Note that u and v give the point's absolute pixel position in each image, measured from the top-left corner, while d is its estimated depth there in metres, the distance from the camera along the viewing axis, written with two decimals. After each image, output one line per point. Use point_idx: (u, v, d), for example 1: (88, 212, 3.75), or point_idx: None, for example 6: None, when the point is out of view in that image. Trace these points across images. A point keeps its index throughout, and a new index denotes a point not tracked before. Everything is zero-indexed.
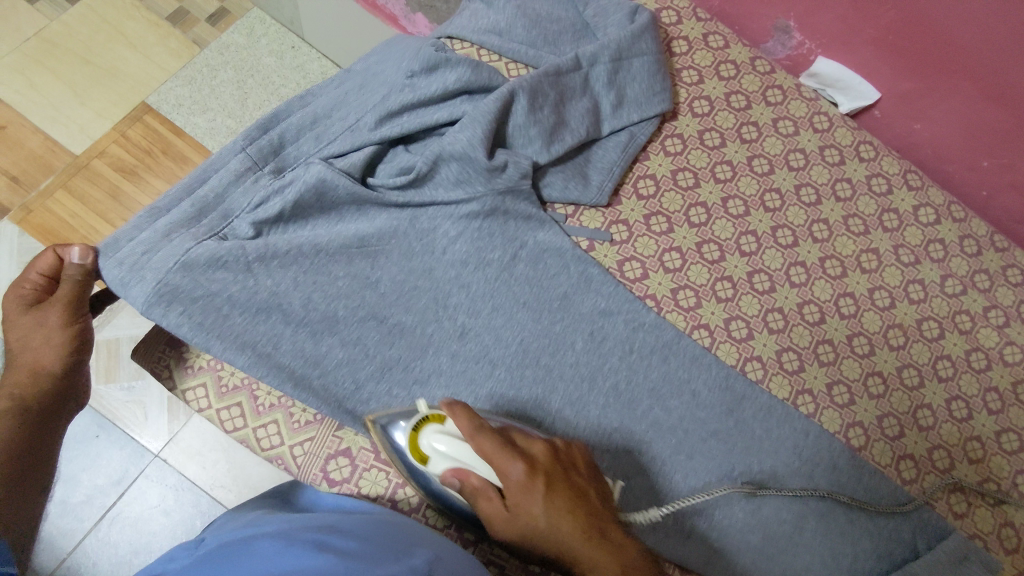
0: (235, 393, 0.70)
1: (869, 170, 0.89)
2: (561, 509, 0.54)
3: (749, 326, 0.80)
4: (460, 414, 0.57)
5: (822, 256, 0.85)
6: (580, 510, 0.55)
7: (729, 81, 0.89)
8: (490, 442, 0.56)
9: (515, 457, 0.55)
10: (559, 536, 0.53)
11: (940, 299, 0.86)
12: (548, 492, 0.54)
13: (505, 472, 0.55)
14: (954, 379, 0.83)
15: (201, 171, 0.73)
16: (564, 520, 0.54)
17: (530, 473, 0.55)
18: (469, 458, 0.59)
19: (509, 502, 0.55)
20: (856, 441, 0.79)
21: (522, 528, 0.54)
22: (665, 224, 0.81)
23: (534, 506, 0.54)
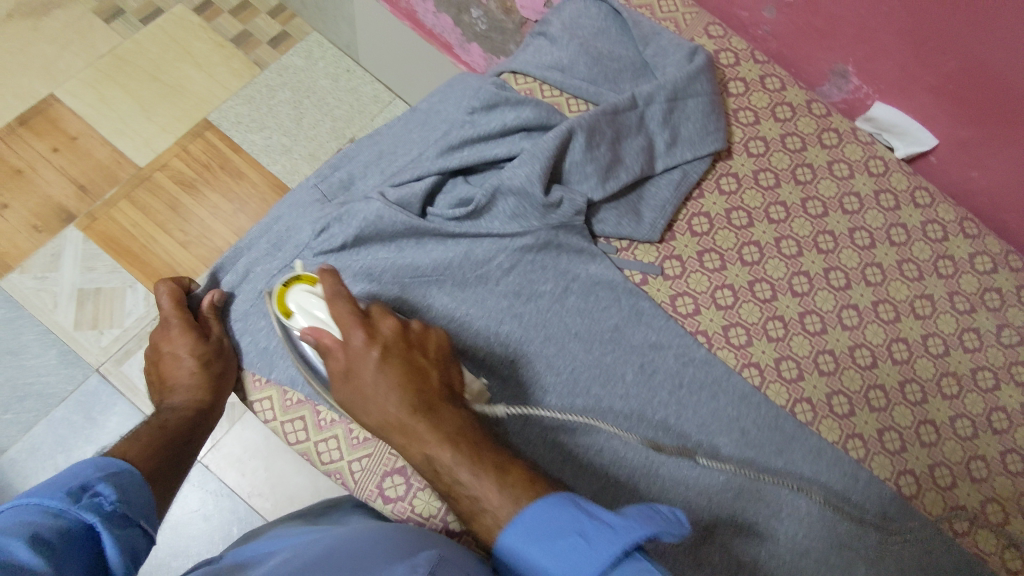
0: (299, 407, 0.73)
1: (925, 216, 0.89)
2: (391, 384, 0.61)
3: (799, 367, 0.80)
4: (320, 280, 0.65)
5: (875, 299, 0.85)
6: (425, 397, 0.61)
7: (785, 122, 0.90)
8: (341, 308, 0.63)
9: (358, 325, 0.62)
10: (404, 410, 0.60)
11: (996, 349, 0.85)
12: (376, 362, 0.61)
13: (348, 338, 0.62)
14: (1009, 432, 0.82)
15: (279, 208, 0.81)
16: (394, 389, 0.61)
17: (368, 340, 0.62)
18: (325, 319, 0.65)
19: (349, 365, 0.62)
20: (907, 489, 0.78)
21: (360, 389, 0.61)
22: (718, 261, 0.82)
23: (368, 373, 0.61)
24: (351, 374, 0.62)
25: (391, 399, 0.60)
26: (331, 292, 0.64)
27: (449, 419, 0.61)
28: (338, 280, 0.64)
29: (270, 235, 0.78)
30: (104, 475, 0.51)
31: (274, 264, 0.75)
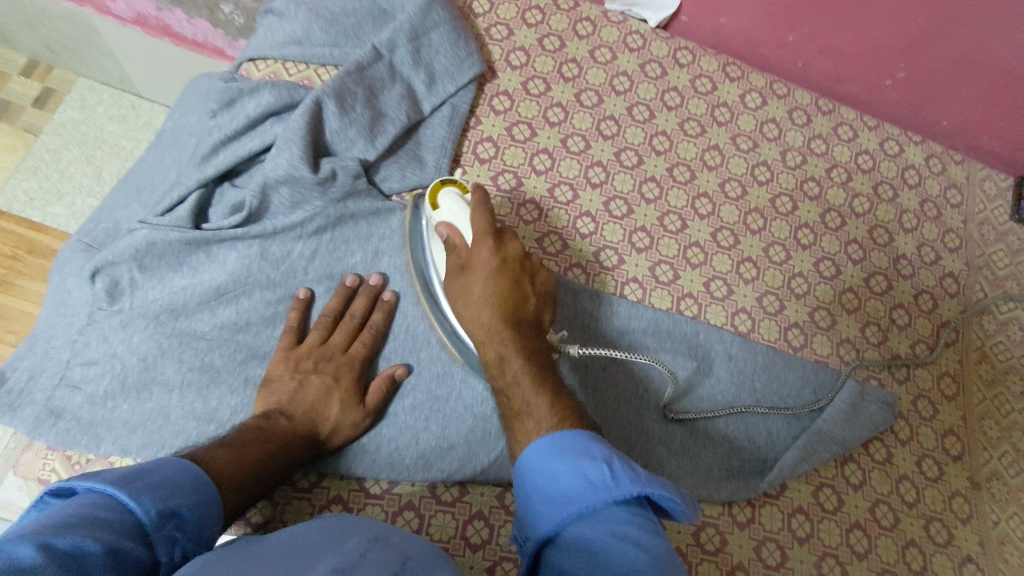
0: (91, 467, 0.65)
1: (690, 74, 0.93)
2: (488, 293, 0.64)
3: (618, 253, 0.83)
4: (472, 198, 0.69)
5: (669, 165, 0.88)
6: (510, 266, 0.65)
7: (538, 26, 0.91)
8: (483, 222, 0.66)
9: (488, 234, 0.66)
10: (476, 291, 0.64)
11: (786, 174, 0.91)
12: (490, 272, 0.65)
13: (475, 246, 0.66)
14: (816, 244, 0.89)
15: (51, 280, 0.73)
16: (485, 268, 0.65)
17: (495, 249, 0.65)
18: (462, 218, 0.68)
19: (466, 263, 0.66)
20: (744, 327, 0.84)
21: (466, 285, 0.65)
22: (513, 180, 0.83)
23: (471, 268, 0.65)
24: (467, 272, 0.66)
25: (472, 283, 0.65)
26: (484, 213, 0.67)
27: (523, 287, 0.65)
28: (487, 195, 0.69)
29: (55, 304, 0.71)
30: (187, 479, 0.49)
31: (70, 326, 0.69)
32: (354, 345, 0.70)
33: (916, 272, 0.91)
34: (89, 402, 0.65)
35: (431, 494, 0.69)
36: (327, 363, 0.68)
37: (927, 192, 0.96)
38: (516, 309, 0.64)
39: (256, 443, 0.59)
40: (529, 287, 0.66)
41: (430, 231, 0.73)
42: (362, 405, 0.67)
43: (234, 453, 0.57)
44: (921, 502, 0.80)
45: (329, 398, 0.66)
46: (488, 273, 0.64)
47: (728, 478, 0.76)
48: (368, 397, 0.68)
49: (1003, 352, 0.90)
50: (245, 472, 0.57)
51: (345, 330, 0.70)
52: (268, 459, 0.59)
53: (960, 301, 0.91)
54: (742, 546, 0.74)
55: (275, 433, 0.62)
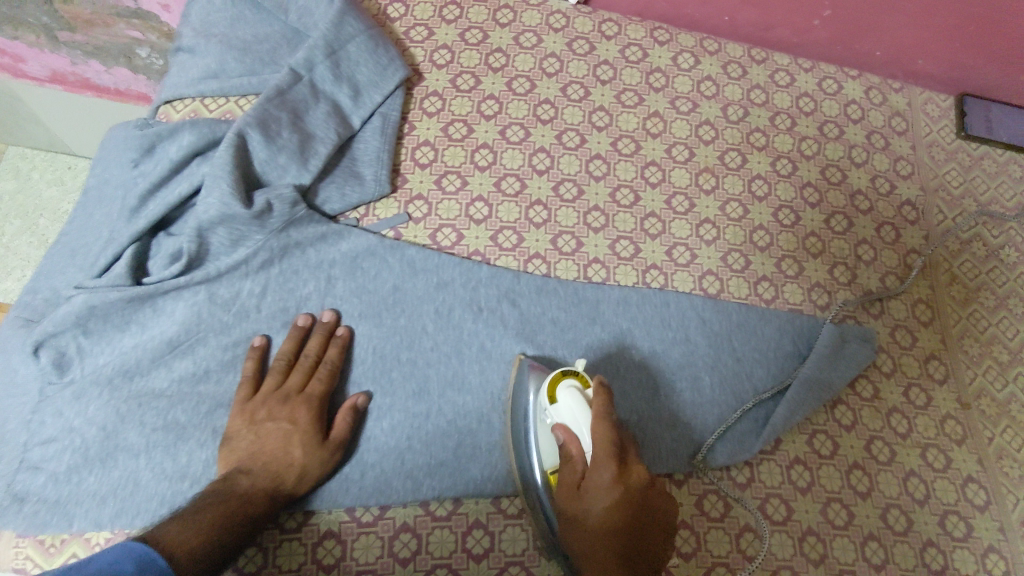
0: (67, 544, 0.62)
1: (618, 44, 0.92)
2: (603, 509, 0.59)
3: (575, 236, 0.81)
4: (594, 403, 0.63)
5: (612, 140, 0.87)
6: (632, 517, 0.59)
7: (457, 21, 0.89)
8: (602, 439, 0.60)
9: (609, 459, 0.60)
10: (590, 531, 0.60)
11: (730, 129, 0.91)
12: (609, 504, 0.59)
13: (599, 469, 0.60)
14: (771, 194, 0.89)
15: None
16: (599, 508, 0.60)
17: (616, 478, 0.59)
18: (578, 427, 0.62)
19: (582, 484, 0.61)
20: (713, 289, 0.83)
21: (576, 507, 0.61)
22: (458, 180, 0.81)
23: (584, 494, 0.61)
24: (584, 490, 0.61)
25: (586, 525, 0.60)
26: (602, 418, 0.62)
27: (644, 531, 0.59)
28: (608, 403, 0.62)
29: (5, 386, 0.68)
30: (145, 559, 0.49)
31: (24, 406, 0.66)
32: (311, 385, 0.67)
33: (874, 206, 0.91)
34: (52, 481, 0.63)
35: (424, 511, 0.67)
36: (282, 408, 0.65)
37: (873, 124, 0.95)
38: (625, 548, 0.59)
39: (214, 505, 0.57)
40: (654, 535, 0.60)
41: (537, 418, 0.67)
42: (326, 442, 0.65)
43: (189, 522, 0.55)
44: (914, 432, 0.80)
45: (289, 442, 0.63)
46: (604, 524, 0.59)
47: (721, 442, 0.76)
48: (332, 434, 0.65)
49: (971, 270, 0.90)
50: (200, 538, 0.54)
51: (300, 371, 0.68)
52: (230, 518, 0.57)
53: (922, 227, 0.91)
54: (746, 507, 0.73)
55: (236, 493, 0.59)
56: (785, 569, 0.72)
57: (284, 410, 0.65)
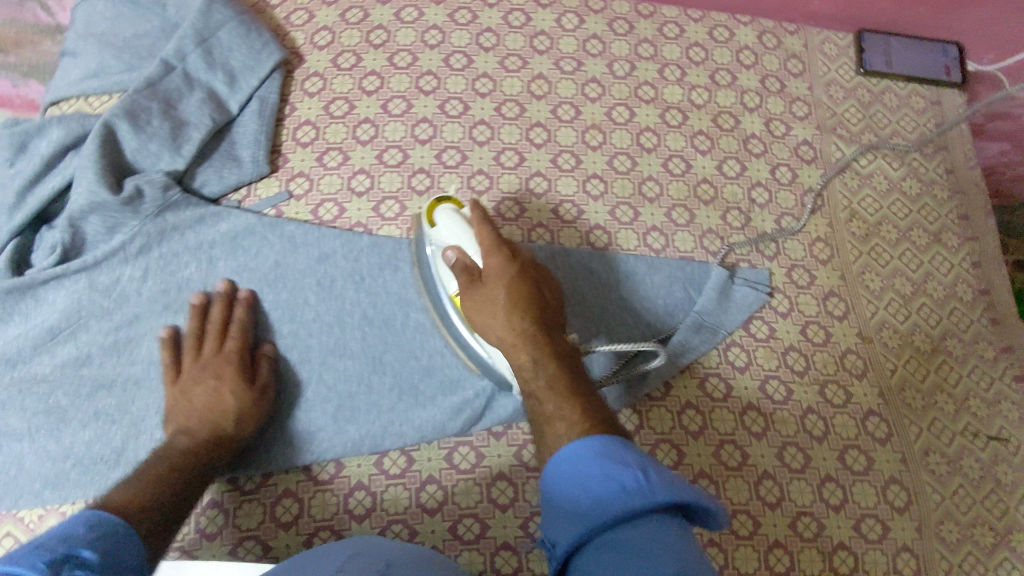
0: None
1: (501, 11, 0.93)
2: (507, 300, 0.62)
3: (458, 201, 0.82)
4: (473, 211, 0.67)
5: (496, 105, 0.88)
6: (534, 297, 0.64)
7: (337, 2, 0.90)
8: (489, 236, 0.65)
9: (501, 250, 0.64)
10: (502, 316, 0.62)
11: (617, 85, 0.91)
12: (508, 284, 0.63)
13: (487, 259, 0.64)
14: (661, 145, 0.89)
15: None
16: (502, 291, 0.63)
17: (506, 257, 0.64)
18: (464, 233, 0.65)
19: (478, 277, 0.64)
20: (601, 243, 0.83)
21: (484, 298, 0.63)
22: (339, 156, 0.83)
23: (488, 282, 0.63)
24: (483, 284, 0.63)
25: (500, 314, 0.62)
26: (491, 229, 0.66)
27: (546, 310, 0.64)
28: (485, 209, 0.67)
29: None
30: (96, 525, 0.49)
31: None
32: (225, 345, 0.70)
33: (769, 149, 0.90)
34: None
35: (306, 476, 0.69)
36: (202, 374, 0.68)
37: (767, 68, 0.95)
38: (539, 325, 0.62)
39: (164, 468, 0.61)
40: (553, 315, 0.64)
41: (434, 253, 0.69)
42: (252, 387, 0.68)
43: (139, 484, 0.58)
44: (812, 369, 0.80)
45: (220, 395, 0.67)
46: (512, 303, 0.62)
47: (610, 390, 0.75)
48: (257, 380, 0.69)
49: (871, 205, 0.89)
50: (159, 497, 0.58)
51: (212, 336, 0.70)
52: (180, 475, 0.61)
53: (820, 165, 0.91)
54: None
55: (178, 453, 0.63)
56: None
57: (218, 373, 0.68)
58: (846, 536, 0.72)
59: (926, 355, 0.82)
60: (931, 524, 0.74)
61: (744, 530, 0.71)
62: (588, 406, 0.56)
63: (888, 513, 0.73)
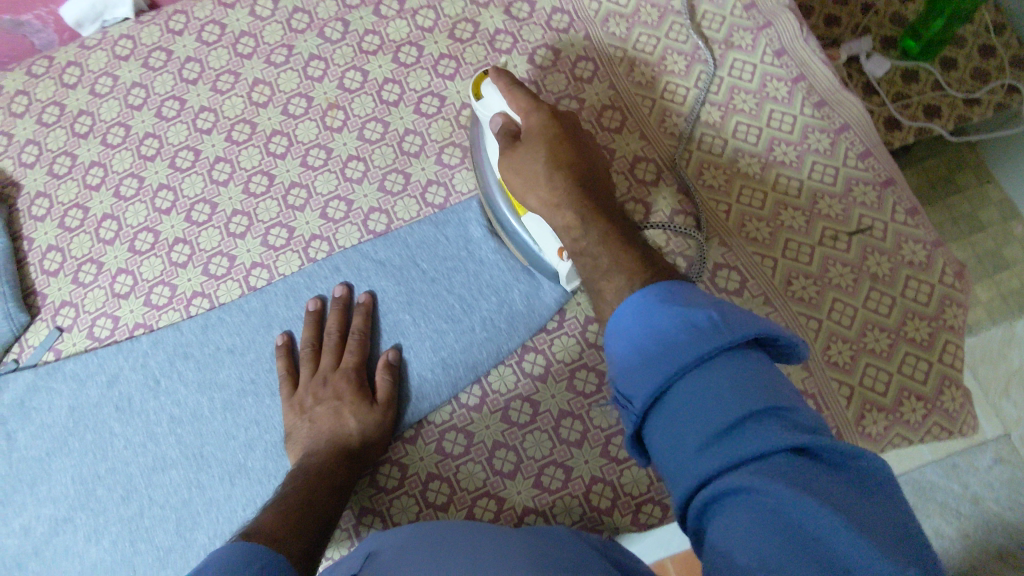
0: None
1: (193, 33, 0.84)
2: (547, 168, 0.58)
3: (226, 254, 0.76)
4: (504, 75, 0.60)
5: (225, 134, 0.80)
6: (578, 163, 0.59)
7: (29, 110, 0.83)
8: (526, 98, 0.59)
9: (533, 98, 0.59)
10: (537, 174, 0.57)
11: (338, 51, 0.82)
12: (557, 173, 0.57)
13: (530, 125, 0.59)
14: (405, 92, 0.80)
15: None
16: (540, 160, 0.58)
17: (546, 116, 0.59)
18: (502, 103, 0.61)
19: (516, 137, 0.59)
20: (382, 226, 0.76)
21: (514, 164, 0.59)
22: (93, 266, 0.77)
23: (531, 148, 0.58)
24: (517, 148, 0.59)
25: (522, 174, 0.59)
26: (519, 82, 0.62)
27: (582, 163, 0.59)
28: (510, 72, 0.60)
29: None
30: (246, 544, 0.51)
31: None
32: (321, 364, 0.70)
33: (519, 37, 0.80)
34: None
35: None
36: (324, 388, 0.68)
37: None
38: (592, 198, 0.57)
39: (296, 492, 0.60)
40: (591, 173, 0.59)
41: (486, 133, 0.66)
42: (376, 404, 0.68)
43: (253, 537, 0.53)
44: None
45: (342, 415, 0.67)
46: (553, 165, 0.58)
47: (444, 373, 0.71)
48: (378, 395, 0.68)
49: (648, 44, 0.79)
50: (294, 512, 0.58)
51: (329, 351, 0.71)
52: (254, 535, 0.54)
53: (579, 27, 0.80)
54: (489, 426, 0.69)
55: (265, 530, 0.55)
56: (549, 464, 0.67)
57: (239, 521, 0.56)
58: None
59: (758, 177, 0.73)
60: (818, 356, 0.67)
61: (623, 452, 0.67)
62: (657, 276, 0.50)
63: None
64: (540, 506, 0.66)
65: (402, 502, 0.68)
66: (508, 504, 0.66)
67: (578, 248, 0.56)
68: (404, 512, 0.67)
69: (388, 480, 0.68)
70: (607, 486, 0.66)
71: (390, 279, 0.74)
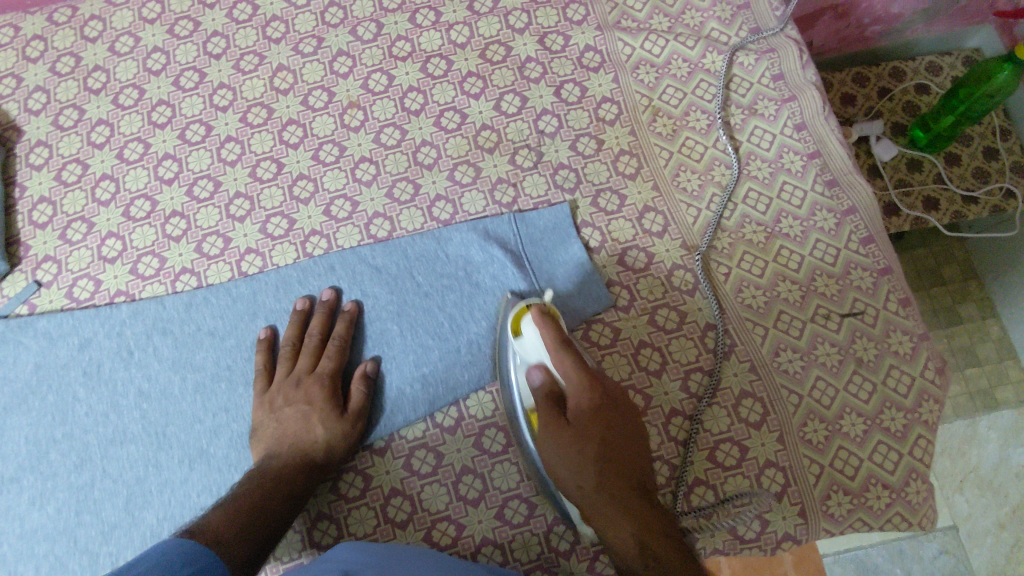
0: None
1: (224, 9, 0.83)
2: (568, 443, 0.57)
3: (221, 235, 0.75)
4: (550, 328, 0.59)
5: (240, 114, 0.79)
6: (608, 435, 0.57)
7: (44, 57, 0.82)
8: (571, 363, 0.57)
9: (577, 363, 0.57)
10: (574, 462, 0.57)
11: (367, 51, 0.81)
12: (581, 450, 0.57)
13: (575, 403, 0.57)
14: (428, 103, 0.80)
15: None
16: (581, 444, 0.57)
17: (599, 401, 0.57)
18: (542, 355, 0.60)
19: (559, 410, 0.58)
20: (383, 232, 0.75)
21: (547, 431, 0.58)
22: (84, 225, 0.75)
23: (576, 434, 0.57)
24: (558, 425, 0.57)
25: (556, 446, 0.57)
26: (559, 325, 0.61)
27: (626, 458, 0.58)
28: (554, 324, 0.59)
29: None
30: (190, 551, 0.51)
31: None
32: (298, 364, 0.69)
33: (549, 69, 0.81)
34: None
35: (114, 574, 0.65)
36: (297, 390, 0.67)
37: None
38: (626, 495, 0.56)
39: (247, 494, 0.60)
40: (626, 457, 0.58)
41: (516, 364, 0.64)
42: (346, 413, 0.66)
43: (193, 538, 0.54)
44: (638, 298, 0.73)
45: (311, 422, 0.66)
46: (597, 457, 0.57)
47: (424, 389, 0.69)
48: (351, 404, 0.67)
49: (674, 96, 0.80)
50: (244, 521, 0.58)
51: (308, 352, 0.70)
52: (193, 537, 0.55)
53: (609, 69, 0.81)
54: (460, 451, 0.68)
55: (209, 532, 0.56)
56: (514, 498, 0.67)
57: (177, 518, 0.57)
58: (702, 469, 0.67)
59: (761, 245, 0.74)
60: (793, 431, 0.68)
61: None
62: None
63: (744, 431, 0.68)
64: (499, 539, 0.66)
65: (360, 514, 0.66)
66: (467, 532, 0.66)
67: (619, 552, 0.56)
68: (360, 524, 0.66)
69: (349, 489, 0.67)
70: (568, 529, 0.66)
71: (383, 287, 0.73)
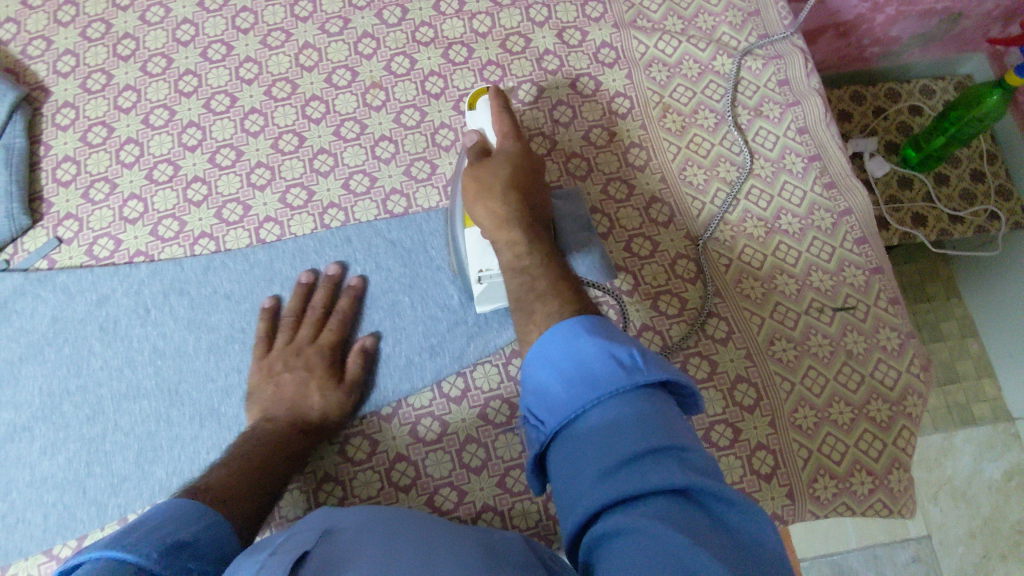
0: None
1: None
2: (501, 169, 0.65)
3: (241, 203, 0.77)
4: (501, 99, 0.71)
5: (265, 88, 0.82)
6: (528, 177, 0.66)
7: (75, 21, 0.83)
8: (508, 121, 0.69)
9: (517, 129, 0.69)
10: (495, 181, 0.64)
11: (391, 34, 0.84)
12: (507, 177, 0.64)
13: (504, 146, 0.68)
14: (448, 87, 0.82)
15: None
16: (503, 164, 0.65)
17: (521, 147, 0.68)
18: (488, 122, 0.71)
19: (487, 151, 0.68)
20: (399, 208, 0.78)
21: (479, 164, 0.66)
22: (106, 185, 0.77)
23: (493, 161, 0.66)
24: (488, 158, 0.67)
25: (484, 170, 0.65)
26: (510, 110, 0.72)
27: (535, 192, 0.66)
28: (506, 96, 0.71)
29: None
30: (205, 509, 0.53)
31: None
32: (298, 333, 0.71)
33: (566, 61, 0.84)
34: None
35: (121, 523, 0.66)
36: (295, 358, 0.70)
37: None
38: (525, 204, 0.63)
39: (251, 456, 0.62)
40: (534, 190, 0.66)
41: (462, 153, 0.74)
42: (342, 384, 0.69)
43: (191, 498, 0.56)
44: (642, 283, 0.76)
45: (308, 389, 0.68)
46: (511, 175, 0.65)
47: (431, 359, 0.72)
48: (348, 374, 0.70)
49: (684, 94, 0.83)
50: (245, 485, 0.60)
51: (309, 323, 0.72)
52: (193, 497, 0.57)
53: (623, 65, 0.84)
54: (465, 420, 0.71)
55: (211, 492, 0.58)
56: (515, 468, 0.69)
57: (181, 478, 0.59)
58: None
59: (761, 240, 0.77)
60: (784, 416, 0.71)
61: None
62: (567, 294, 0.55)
63: (738, 414, 0.71)
64: (499, 506, 0.68)
65: (365, 477, 0.68)
66: (468, 498, 0.68)
67: (502, 232, 0.61)
68: (364, 487, 0.68)
69: (356, 452, 0.69)
70: None
71: (397, 260, 0.76)
